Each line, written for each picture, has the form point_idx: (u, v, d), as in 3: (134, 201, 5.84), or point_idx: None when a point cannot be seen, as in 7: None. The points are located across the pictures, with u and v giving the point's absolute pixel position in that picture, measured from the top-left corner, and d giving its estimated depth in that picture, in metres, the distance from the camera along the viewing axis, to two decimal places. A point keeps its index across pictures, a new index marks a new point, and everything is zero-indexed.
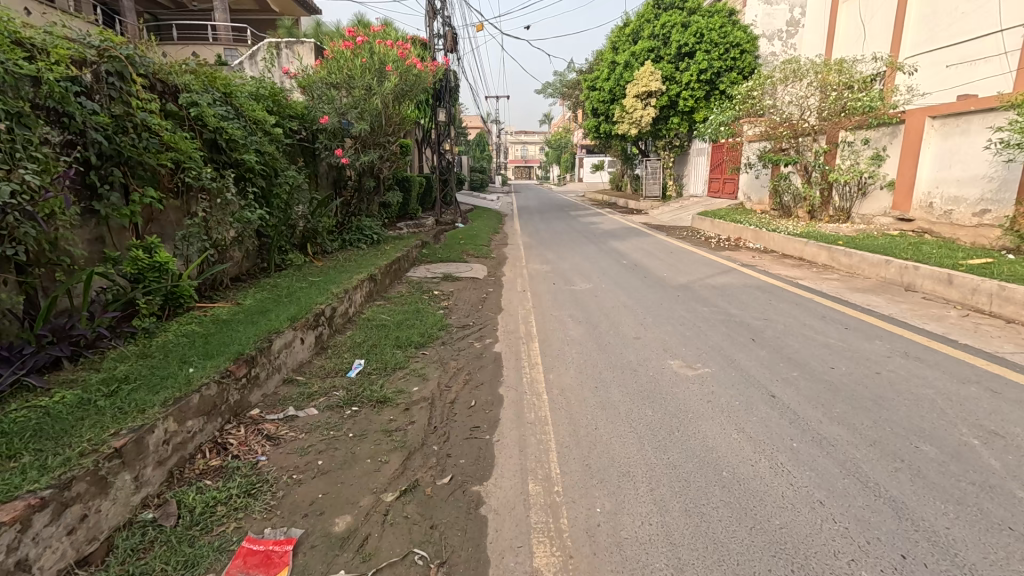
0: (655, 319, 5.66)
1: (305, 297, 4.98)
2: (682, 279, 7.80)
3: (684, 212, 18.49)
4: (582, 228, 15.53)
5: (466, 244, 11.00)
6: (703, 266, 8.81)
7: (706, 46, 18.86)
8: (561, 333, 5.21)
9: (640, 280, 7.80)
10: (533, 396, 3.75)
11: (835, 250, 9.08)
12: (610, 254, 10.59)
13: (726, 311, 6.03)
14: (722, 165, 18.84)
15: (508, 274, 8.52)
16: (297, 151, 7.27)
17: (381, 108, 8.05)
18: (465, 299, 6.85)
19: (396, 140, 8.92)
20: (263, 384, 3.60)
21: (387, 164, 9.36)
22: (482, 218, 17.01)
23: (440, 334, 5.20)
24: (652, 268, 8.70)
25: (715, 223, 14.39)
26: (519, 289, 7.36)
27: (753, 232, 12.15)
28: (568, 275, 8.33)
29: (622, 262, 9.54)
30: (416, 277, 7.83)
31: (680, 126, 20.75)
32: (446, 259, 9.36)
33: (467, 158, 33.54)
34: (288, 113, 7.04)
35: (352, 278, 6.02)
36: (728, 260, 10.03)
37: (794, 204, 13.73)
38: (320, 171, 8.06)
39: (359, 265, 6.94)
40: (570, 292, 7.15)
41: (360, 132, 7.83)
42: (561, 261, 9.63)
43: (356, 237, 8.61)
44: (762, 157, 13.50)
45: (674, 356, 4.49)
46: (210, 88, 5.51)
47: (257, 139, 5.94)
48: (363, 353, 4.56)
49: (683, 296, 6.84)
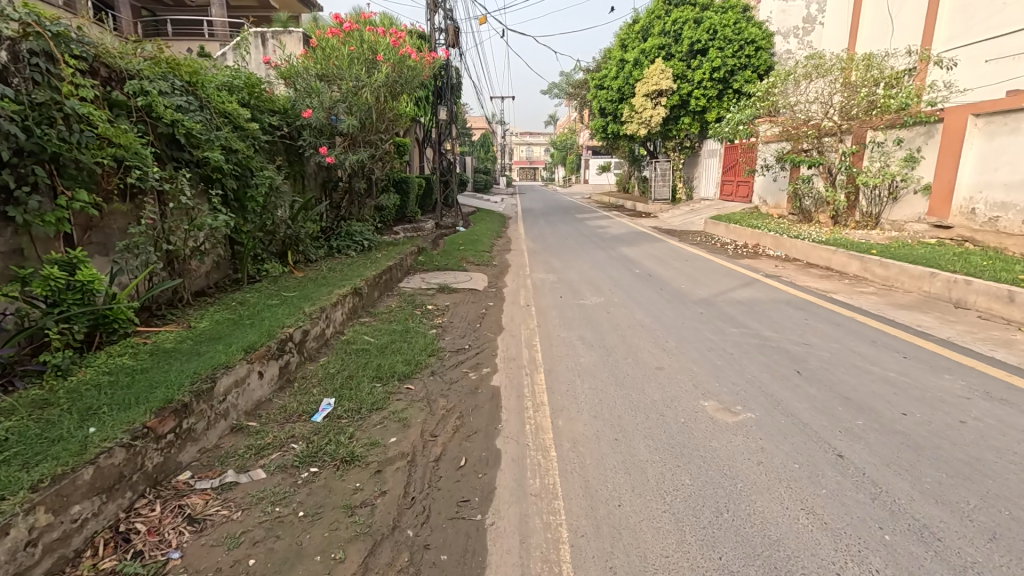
0: (679, 343, 4.91)
1: (271, 318, 4.27)
2: (703, 292, 7.05)
3: (696, 216, 17.71)
4: (590, 233, 14.81)
5: (467, 250, 10.28)
6: (725, 277, 8.06)
7: (720, 44, 18.10)
8: (571, 361, 4.47)
9: (657, 294, 7.04)
10: (537, 453, 3.01)
11: (868, 260, 8.31)
12: (621, 261, 9.84)
13: (758, 332, 5.28)
14: (737, 166, 18.06)
15: (511, 285, 7.80)
16: (277, 149, 6.60)
17: (372, 102, 7.31)
18: (462, 315, 6.12)
19: (390, 137, 8.19)
20: (199, 436, 2.88)
21: (381, 164, 8.65)
22: (485, 222, 16.33)
23: (429, 362, 4.47)
24: (668, 279, 7.94)
25: (731, 228, 13.62)
26: (522, 304, 6.62)
27: (773, 238, 11.38)
28: (576, 286, 7.58)
29: (635, 271, 8.79)
30: (409, 288, 7.12)
31: (691, 126, 19.98)
32: (444, 267, 8.65)
33: (471, 158, 32.82)
34: (265, 107, 6.36)
35: (332, 292, 5.30)
36: (749, 269, 9.28)
37: (816, 208, 12.96)
38: (306, 170, 7.41)
39: (344, 276, 6.22)
40: (579, 308, 6.39)
41: (348, 128, 7.12)
42: (568, 270, 8.91)
43: (345, 243, 7.93)
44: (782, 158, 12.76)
45: (707, 396, 3.73)
46: (169, 76, 4.81)
47: (225, 134, 5.25)
48: (336, 388, 3.84)
49: (706, 313, 6.08)
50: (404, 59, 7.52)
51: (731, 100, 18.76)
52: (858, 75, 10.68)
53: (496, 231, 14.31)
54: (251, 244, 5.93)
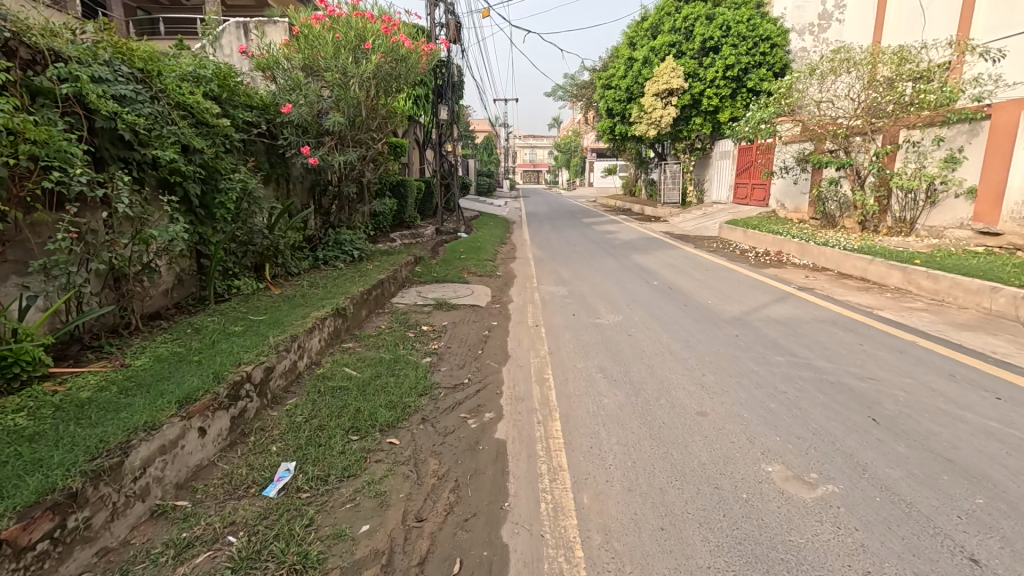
0: (718, 377, 4.12)
1: (227, 351, 3.52)
2: (734, 309, 6.26)
3: (709, 220, 16.89)
4: (599, 239, 14.04)
5: (468, 258, 9.51)
6: (755, 291, 7.27)
7: (734, 40, 17.34)
8: (592, 403, 3.68)
9: (682, 311, 6.24)
10: (558, 554, 2.23)
11: (913, 272, 7.49)
12: (635, 271, 9.04)
13: (809, 361, 4.48)
14: (752, 168, 17.26)
15: (517, 299, 7.02)
16: (252, 149, 5.85)
17: (362, 97, 6.55)
18: (461, 338, 5.35)
19: (382, 136, 7.43)
20: (97, 533, 2.11)
21: (375, 167, 7.91)
22: (488, 227, 15.58)
23: (420, 404, 3.70)
24: (691, 293, 7.13)
25: (750, 233, 12.81)
26: (530, 323, 5.84)
27: (799, 246, 10.58)
28: (589, 301, 6.79)
29: (653, 283, 8.00)
30: (403, 305, 6.36)
31: (703, 127, 19.18)
32: (443, 279, 7.90)
33: (473, 160, 32.06)
34: (237, 101, 5.61)
35: (308, 315, 4.54)
36: (777, 280, 8.48)
37: (841, 213, 12.13)
38: (288, 172, 6.68)
39: (328, 292, 5.47)
40: (595, 328, 5.61)
41: (335, 125, 6.37)
42: (580, 281, 8.13)
43: (334, 253, 7.17)
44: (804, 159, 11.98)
45: (768, 457, 2.94)
46: (113, 60, 4.08)
47: (184, 129, 4.50)
48: (300, 442, 3.07)
49: (742, 335, 5.28)
50: (395, 47, 6.75)
51: (745, 99, 17.97)
52: (890, 69, 9.90)
53: (500, 237, 13.52)
54: (221, 257, 5.20)
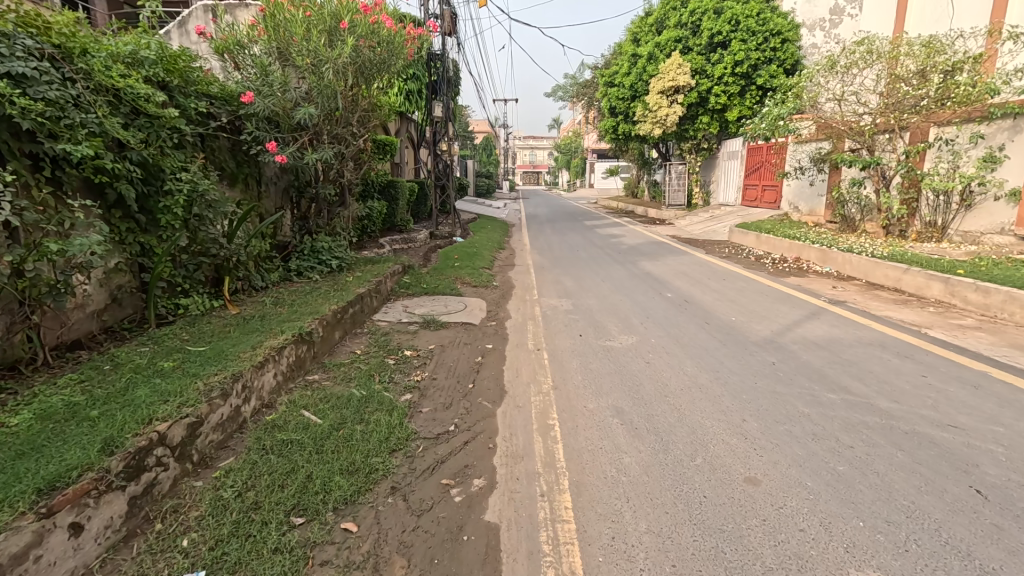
0: (763, 425, 3.33)
1: (139, 400, 2.72)
2: (763, 329, 5.48)
3: (718, 223, 16.12)
4: (604, 243, 13.26)
5: (463, 266, 8.72)
6: (782, 305, 6.49)
7: (743, 35, 16.60)
8: (609, 465, 2.89)
9: (704, 331, 5.45)
10: None
11: (958, 283, 6.70)
12: (646, 281, 8.25)
13: (869, 400, 3.69)
14: (762, 169, 16.52)
15: (516, 315, 6.24)
16: (208, 144, 5.08)
17: (339, 86, 5.79)
18: (450, 366, 4.57)
19: (363, 131, 6.64)
20: None
21: (357, 166, 7.14)
22: (486, 230, 14.79)
23: (391, 465, 2.91)
24: (711, 308, 6.35)
25: (763, 238, 12.04)
26: (530, 346, 5.05)
27: (820, 252, 9.81)
28: (596, 318, 6.00)
29: (667, 295, 7.21)
30: (385, 323, 5.58)
31: (710, 126, 18.42)
32: (433, 290, 7.12)
33: (473, 161, 31.32)
34: (189, 88, 4.84)
35: (262, 344, 3.74)
36: (803, 291, 7.71)
37: (863, 216, 11.35)
38: (257, 172, 5.91)
39: (293, 310, 4.69)
40: (607, 351, 4.83)
41: (308, 118, 5.60)
42: (586, 292, 7.34)
43: (309, 263, 6.39)
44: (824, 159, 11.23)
45: (857, 558, 2.16)
46: (16, 33, 3.31)
47: (111, 120, 3.74)
48: (222, 532, 2.27)
49: (779, 364, 4.49)
50: (375, 29, 5.98)
51: (755, 97, 17.21)
52: (921, 60, 9.13)
53: (498, 242, 12.72)
54: (166, 271, 4.41)
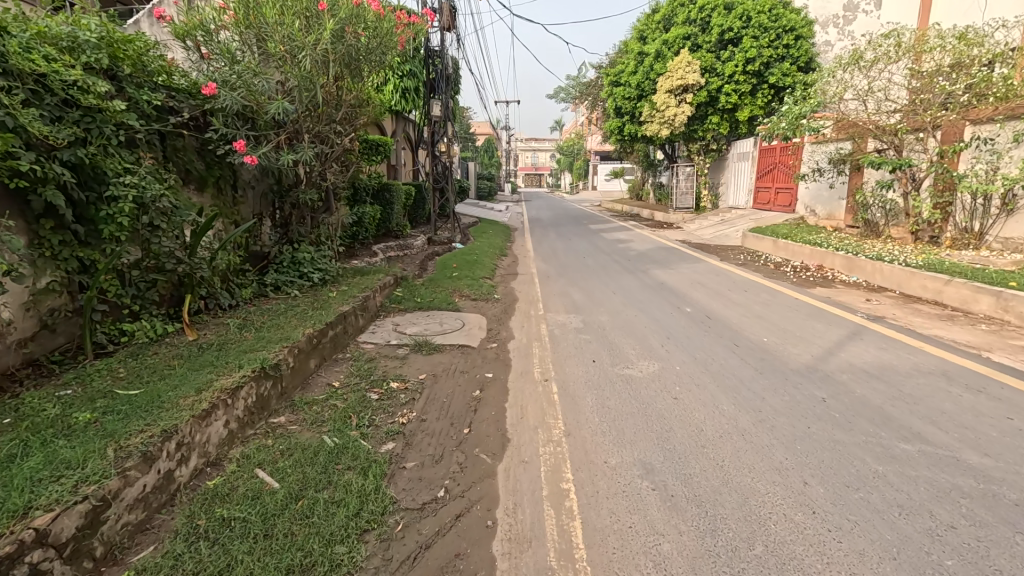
0: (834, 493, 2.64)
1: (19, 480, 2.05)
2: (802, 353, 4.79)
3: (729, 228, 15.43)
4: (611, 248, 12.59)
5: (461, 276, 8.05)
6: (817, 323, 5.80)
7: (755, 31, 15.95)
8: (644, 557, 2.22)
9: (734, 356, 4.76)
10: None
11: (1012, 297, 6.01)
12: (660, 292, 7.57)
13: (955, 454, 3.00)
14: (775, 170, 15.84)
15: (519, 334, 5.56)
16: (165, 142, 4.42)
17: (320, 77, 5.16)
18: (443, 401, 3.90)
19: (349, 128, 5.99)
20: None
21: (344, 168, 6.49)
22: (487, 235, 14.10)
23: (360, 556, 2.23)
24: (738, 327, 5.66)
25: (781, 244, 11.35)
26: (536, 375, 4.37)
27: (846, 260, 9.12)
28: (610, 338, 5.32)
29: (686, 310, 6.52)
30: (370, 347, 4.91)
31: (720, 127, 17.75)
32: (428, 305, 6.45)
33: (473, 163, 30.69)
34: (141, 78, 4.19)
35: (212, 385, 3.07)
36: (835, 305, 7.01)
37: (888, 221, 10.66)
38: (229, 175, 5.26)
39: (259, 336, 4.02)
40: (625, 382, 4.16)
41: (283, 113, 4.94)
42: (596, 306, 6.67)
43: (288, 276, 5.72)
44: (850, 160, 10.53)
45: None
46: None
47: (28, 113, 3.08)
48: None
49: (831, 400, 3.80)
50: (361, 14, 5.33)
51: (767, 96, 16.54)
52: (956, 53, 8.47)
53: (499, 248, 12.05)
54: (109, 291, 3.73)
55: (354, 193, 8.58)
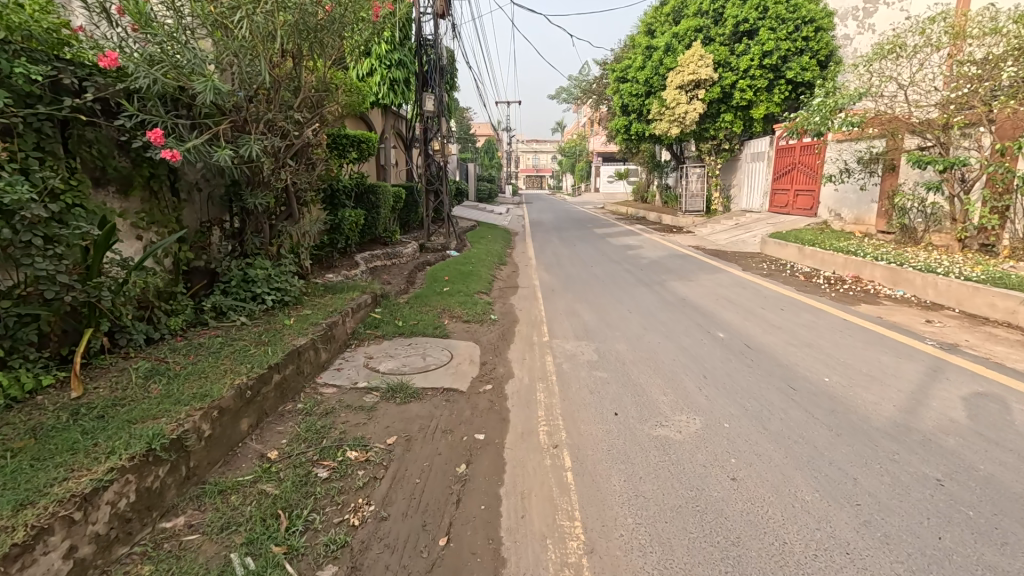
0: None
1: None
2: (881, 403, 3.73)
3: (745, 232, 14.39)
4: (620, 256, 11.56)
5: (453, 291, 7.00)
6: (883, 356, 4.75)
7: (772, 23, 15.00)
8: None
9: (795, 406, 3.71)
10: None
11: None
12: (684, 311, 6.53)
13: None
14: (794, 171, 14.82)
15: (519, 371, 4.51)
16: (58, 132, 3.35)
17: (264, 49, 4.18)
18: (415, 483, 2.84)
19: (311, 118, 4.95)
20: None
21: (307, 166, 5.44)
22: (486, 241, 13.08)
23: None
24: (789, 363, 4.61)
25: (808, 251, 10.32)
26: (542, 438, 3.32)
27: (888, 271, 8.08)
28: (632, 378, 4.28)
29: (718, 336, 5.47)
30: (330, 395, 3.86)
31: (733, 125, 16.73)
32: (411, 330, 5.42)
33: (473, 164, 29.71)
34: (20, 46, 3.11)
35: (54, 493, 2.01)
36: (891, 328, 5.95)
37: (929, 226, 9.62)
38: (161, 175, 4.23)
39: (168, 391, 2.97)
40: (661, 451, 3.13)
41: (219, 95, 3.90)
42: (611, 331, 5.62)
43: (238, 298, 4.67)
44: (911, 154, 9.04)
45: None
46: None
47: None
48: None
49: (951, 484, 2.75)
50: None
51: (784, 92, 15.56)
52: (1017, 36, 7.44)
53: (499, 255, 11.00)
54: None
55: (330, 196, 7.55)
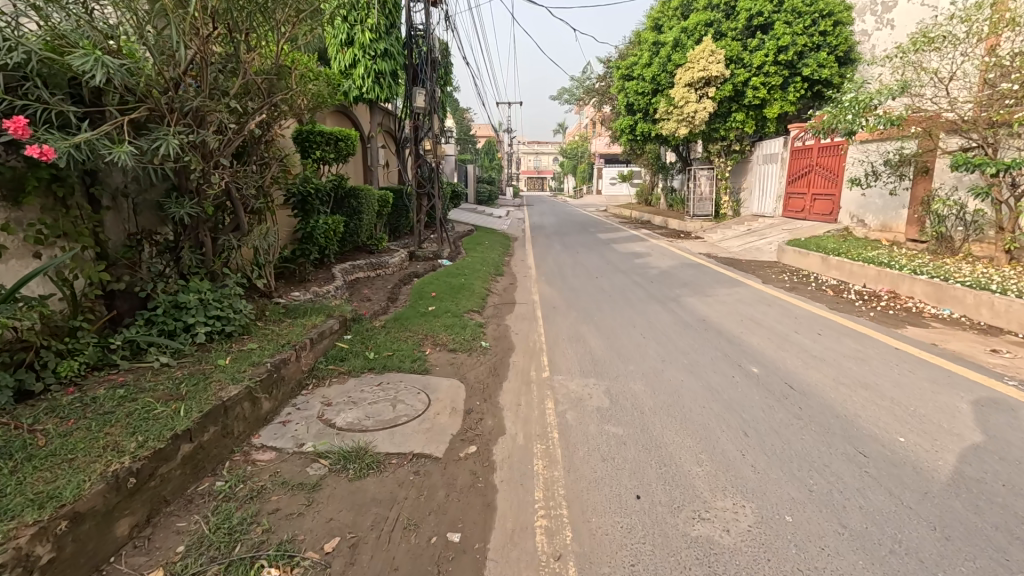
0: None
1: None
2: (988, 484, 2.83)
3: (759, 239, 13.48)
4: (627, 265, 10.67)
5: (440, 310, 6.11)
6: (962, 405, 3.84)
7: (787, 16, 14.16)
8: None
9: (875, 487, 2.79)
10: None
11: None
12: (705, 337, 5.62)
13: None
14: (811, 174, 13.93)
15: (511, 424, 3.60)
16: None
17: (183, 16, 3.30)
18: None
19: (256, 108, 4.04)
20: None
21: (259, 166, 4.54)
22: (482, 248, 12.19)
23: None
24: (848, 413, 3.70)
25: (833, 262, 9.42)
26: (540, 542, 2.42)
27: (931, 287, 7.18)
28: (654, 435, 3.39)
29: (752, 372, 4.56)
30: (263, 466, 2.97)
31: (745, 125, 15.83)
32: (383, 364, 4.52)
33: (472, 166, 28.79)
34: None
35: None
36: (952, 359, 5.04)
37: (968, 235, 8.73)
38: (69, 180, 3.31)
39: (3, 490, 2.08)
40: (705, 569, 2.23)
41: (120, 74, 3.02)
42: (623, 364, 4.73)
43: (165, 330, 3.77)
44: (953, 156, 8.17)
45: None
46: None
47: None
48: None
49: None
50: None
51: (799, 90, 14.68)
52: None
53: (495, 265, 10.09)
54: None
55: (301, 200, 6.64)
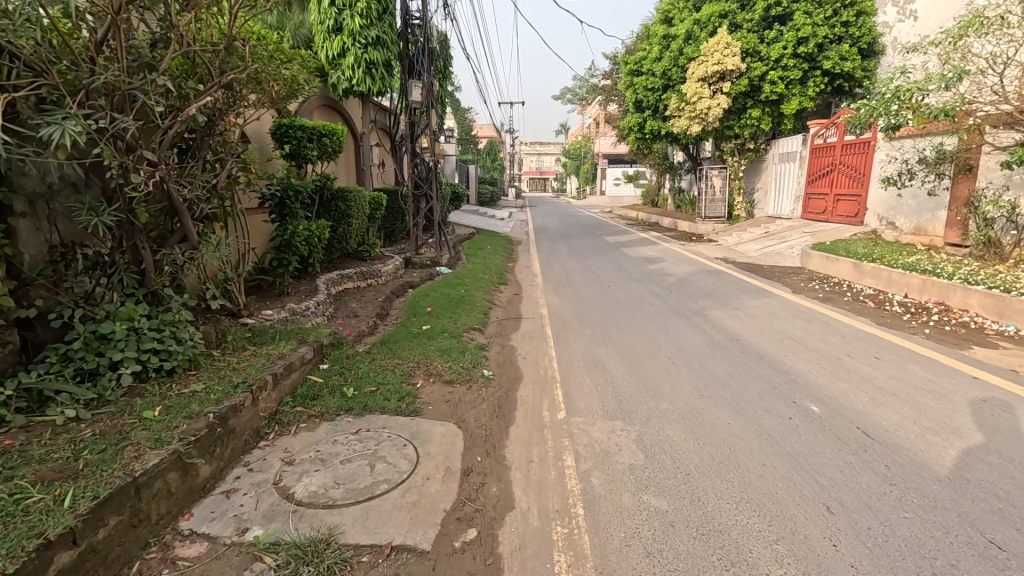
0: None
1: None
2: None
3: (779, 243, 12.66)
4: (641, 272, 9.86)
5: (436, 329, 5.31)
6: None
7: (807, 6, 13.35)
8: None
9: None
10: None
11: None
12: (744, 363, 4.81)
13: None
14: (834, 173, 13.09)
15: (522, 493, 2.79)
16: None
17: None
18: None
19: (196, 91, 3.23)
20: None
21: (212, 162, 3.74)
22: (484, 253, 11.39)
23: None
24: (952, 479, 2.88)
25: (867, 268, 8.60)
26: None
27: (989, 299, 6.36)
28: (709, 511, 2.60)
29: (812, 413, 3.74)
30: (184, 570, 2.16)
31: (761, 121, 15.01)
32: (362, 403, 3.72)
33: (474, 166, 28.02)
34: None
35: None
36: None
37: (1021, 240, 7.90)
38: None
39: None
40: None
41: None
42: (652, 401, 3.92)
43: (82, 372, 2.95)
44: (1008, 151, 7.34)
45: None
46: None
47: None
48: None
49: None
50: None
51: (819, 85, 13.86)
52: None
53: (497, 272, 9.27)
54: None
55: (279, 203, 5.85)
